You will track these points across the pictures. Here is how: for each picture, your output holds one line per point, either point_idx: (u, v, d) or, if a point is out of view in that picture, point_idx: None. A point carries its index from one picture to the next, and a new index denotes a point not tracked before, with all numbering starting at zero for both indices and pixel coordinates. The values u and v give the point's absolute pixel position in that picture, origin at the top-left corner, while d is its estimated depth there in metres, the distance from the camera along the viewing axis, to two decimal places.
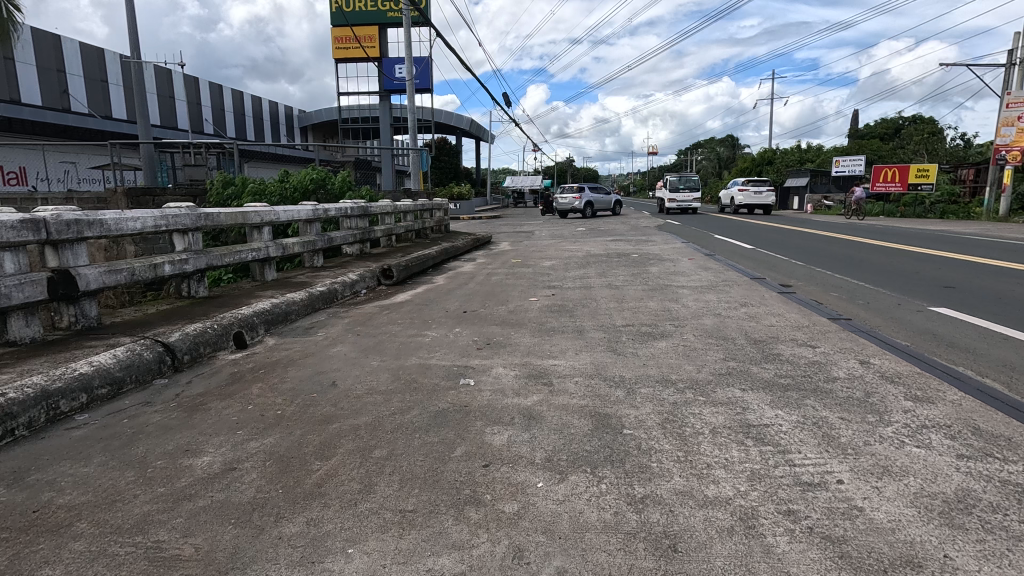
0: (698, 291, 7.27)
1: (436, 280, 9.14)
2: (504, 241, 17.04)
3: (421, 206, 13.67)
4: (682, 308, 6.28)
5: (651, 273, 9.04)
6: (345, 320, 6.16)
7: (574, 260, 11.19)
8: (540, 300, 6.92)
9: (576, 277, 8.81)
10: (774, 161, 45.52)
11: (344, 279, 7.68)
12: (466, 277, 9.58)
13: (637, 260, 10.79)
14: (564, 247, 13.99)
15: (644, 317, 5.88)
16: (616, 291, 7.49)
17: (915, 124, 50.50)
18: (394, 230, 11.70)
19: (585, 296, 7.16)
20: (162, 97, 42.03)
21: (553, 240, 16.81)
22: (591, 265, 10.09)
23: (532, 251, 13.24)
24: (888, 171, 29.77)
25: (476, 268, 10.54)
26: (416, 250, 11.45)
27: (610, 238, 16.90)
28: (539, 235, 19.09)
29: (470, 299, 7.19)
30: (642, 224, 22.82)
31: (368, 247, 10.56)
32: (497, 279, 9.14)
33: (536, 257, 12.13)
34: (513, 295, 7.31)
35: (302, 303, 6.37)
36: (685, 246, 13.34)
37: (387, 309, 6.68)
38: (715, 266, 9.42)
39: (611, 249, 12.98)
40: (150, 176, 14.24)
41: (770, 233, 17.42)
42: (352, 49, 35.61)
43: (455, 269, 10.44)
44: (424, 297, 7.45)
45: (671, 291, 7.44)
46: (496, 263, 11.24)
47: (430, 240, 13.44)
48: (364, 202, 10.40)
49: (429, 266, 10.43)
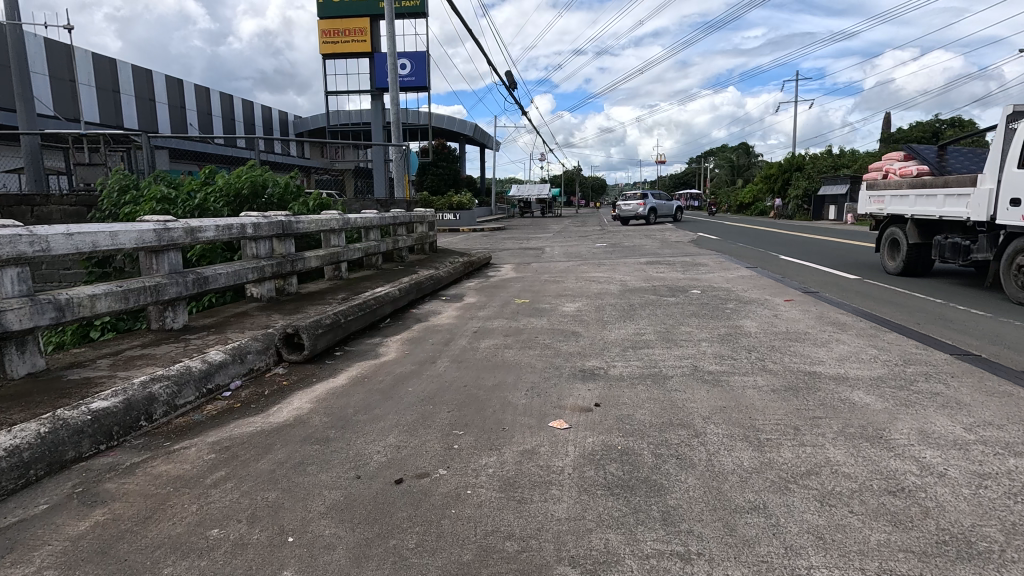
0: (897, 403, 3.52)
1: (387, 347, 5.39)
2: (508, 263, 13.19)
3: (390, 220, 10.05)
4: (937, 486, 2.52)
5: (753, 338, 5.29)
6: (90, 521, 2.43)
7: (609, 301, 7.46)
8: (578, 437, 3.15)
9: (626, 348, 5.06)
10: (805, 167, 41.66)
11: (194, 363, 3.97)
12: (442, 335, 5.86)
13: (709, 304, 7.03)
14: (588, 276, 10.13)
15: (875, 540, 2.14)
16: (723, 397, 3.74)
17: (959, 127, 45.71)
18: (343, 256, 8.05)
19: (669, 415, 3.42)
20: (140, 99, 38.67)
21: (570, 262, 13.00)
22: (642, 316, 6.35)
23: (543, 284, 9.47)
24: None
25: (459, 317, 6.77)
26: (374, 285, 7.74)
27: (644, 258, 13.24)
28: (552, 255, 15.28)
29: (428, 423, 3.44)
30: (672, 240, 18.89)
31: (294, 284, 6.91)
32: (491, 343, 5.41)
33: (548, 293, 8.38)
34: (514, 412, 3.55)
35: (10, 466, 2.65)
36: (756, 273, 9.68)
37: (233, 462, 2.95)
38: (855, 324, 5.62)
39: (654, 281, 9.21)
40: (35, 180, 10.71)
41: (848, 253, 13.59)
42: (341, 43, 31.89)
43: (426, 319, 6.68)
44: (338, 409, 3.70)
45: (833, 396, 3.69)
46: (492, 305, 7.52)
47: (402, 267, 9.82)
48: (287, 215, 6.73)
49: (386, 315, 6.66)
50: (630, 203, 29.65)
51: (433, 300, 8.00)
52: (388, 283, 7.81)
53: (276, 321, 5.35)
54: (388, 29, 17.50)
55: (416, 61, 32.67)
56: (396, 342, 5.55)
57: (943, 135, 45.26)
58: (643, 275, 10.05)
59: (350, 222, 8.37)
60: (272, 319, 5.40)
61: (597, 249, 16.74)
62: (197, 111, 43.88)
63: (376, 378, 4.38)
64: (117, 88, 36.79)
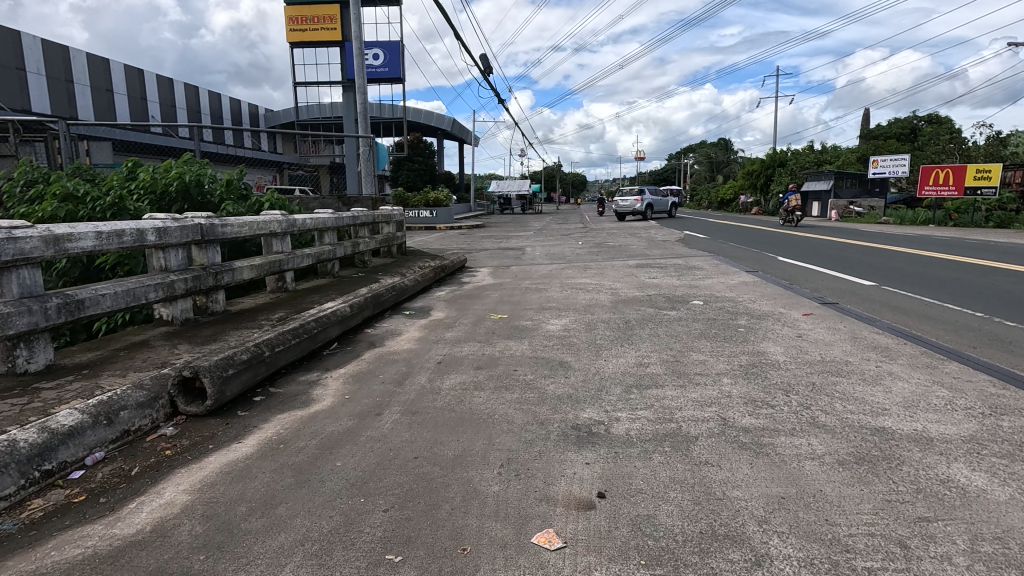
0: (1023, 489, 2.49)
1: (325, 387, 4.21)
2: (484, 266, 12.05)
3: (348, 221, 8.83)
4: None
5: (784, 371, 4.25)
6: None
7: (601, 317, 6.39)
8: (578, 571, 2.04)
9: (629, 389, 3.98)
10: (787, 162, 41.22)
11: (24, 433, 2.75)
12: (398, 366, 4.71)
13: (717, 322, 6.00)
14: (574, 283, 9.06)
15: None
16: (777, 478, 2.66)
17: (938, 124, 45.75)
18: (287, 264, 6.82)
19: (709, 518, 2.33)
20: (97, 90, 36.40)
21: (553, 265, 11.93)
22: (642, 340, 5.27)
23: (522, 292, 8.36)
24: (939, 173, 24.72)
25: (422, 339, 5.62)
26: (323, 299, 6.53)
27: (633, 260, 12.25)
28: (533, 257, 14.18)
29: (352, 537, 2.29)
30: (658, 239, 17.95)
31: (220, 300, 5.69)
32: (457, 379, 4.28)
33: (529, 305, 7.28)
34: (482, 513, 2.42)
35: None
36: (761, 279, 8.72)
37: None
38: (902, 351, 4.63)
39: (648, 289, 8.17)
40: None
41: (847, 254, 12.77)
42: (309, 31, 30.30)
43: (382, 344, 5.51)
44: (225, 508, 2.52)
45: (929, 475, 2.64)
46: (462, 321, 6.37)
47: (362, 275, 8.61)
48: (207, 216, 5.47)
49: (333, 340, 5.47)
50: (627, 199, 29.42)
51: (394, 316, 6.82)
52: (340, 297, 6.60)
53: (178, 355, 4.12)
54: (354, 12, 16.17)
55: (389, 51, 31.20)
56: (338, 380, 4.38)
57: (922, 131, 45.22)
58: (635, 281, 9.00)
59: (297, 224, 7.14)
60: (174, 353, 4.18)
61: (580, 249, 15.69)
62: (159, 102, 41.58)
63: (297, 442, 3.21)
64: (70, 77, 34.46)
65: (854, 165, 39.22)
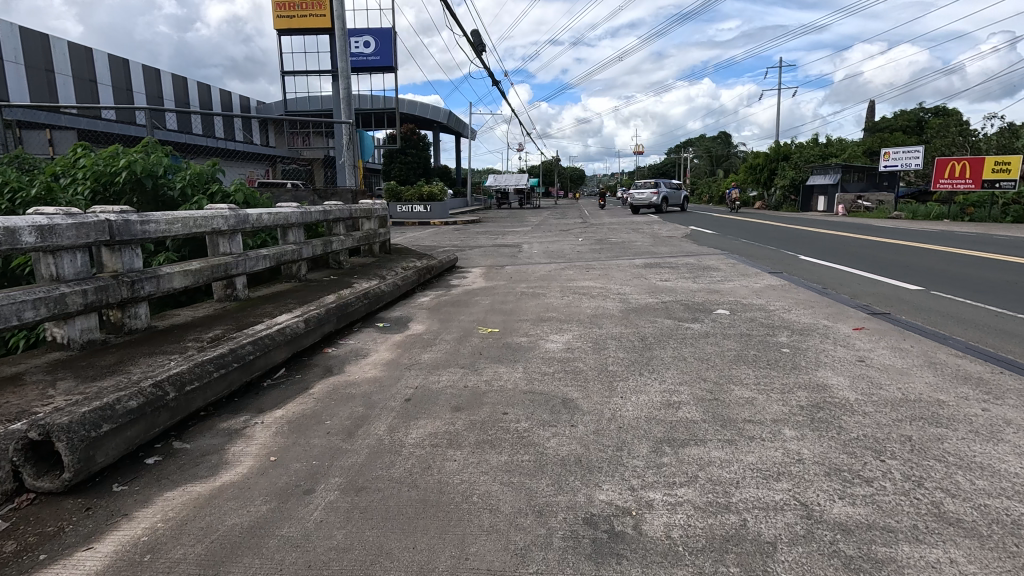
0: None
1: (249, 440, 3.14)
2: (478, 266, 11.01)
3: (320, 216, 7.72)
4: None
5: (862, 417, 3.21)
6: None
7: (613, 332, 5.34)
8: None
9: (660, 446, 2.93)
10: (792, 155, 40.17)
11: None
12: (355, 405, 3.64)
13: (754, 339, 4.96)
14: (577, 287, 8.01)
15: None
16: None
17: (945, 116, 44.64)
18: (236, 267, 5.71)
19: None
20: (79, 81, 35.01)
21: (552, 264, 10.88)
22: (665, 367, 4.23)
23: (517, 298, 7.32)
24: (955, 166, 23.61)
25: (391, 362, 4.56)
26: (278, 310, 5.46)
27: (640, 259, 11.21)
28: (530, 255, 13.13)
29: None
30: (663, 235, 16.90)
31: (143, 315, 4.60)
32: (429, 427, 3.23)
33: (525, 314, 6.24)
34: None
35: None
36: (789, 282, 7.70)
37: None
38: (1008, 385, 3.58)
39: (662, 295, 7.14)
40: None
41: (872, 252, 11.79)
42: (297, 18, 29.05)
43: (341, 368, 4.45)
44: None
45: None
46: (444, 337, 5.31)
47: (334, 279, 7.53)
48: (120, 210, 4.35)
49: (281, 364, 4.39)
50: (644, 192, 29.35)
51: (365, 328, 5.76)
52: (299, 307, 5.53)
53: (46, 400, 3.01)
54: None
55: (380, 38, 29.96)
56: (271, 427, 3.31)
57: (929, 124, 44.09)
58: (645, 285, 7.96)
59: (251, 220, 6.04)
60: (46, 395, 3.09)
61: (581, 246, 14.61)
62: (145, 93, 40.06)
63: (173, 550, 2.15)
64: (50, 67, 33.08)
65: (860, 158, 38.11)
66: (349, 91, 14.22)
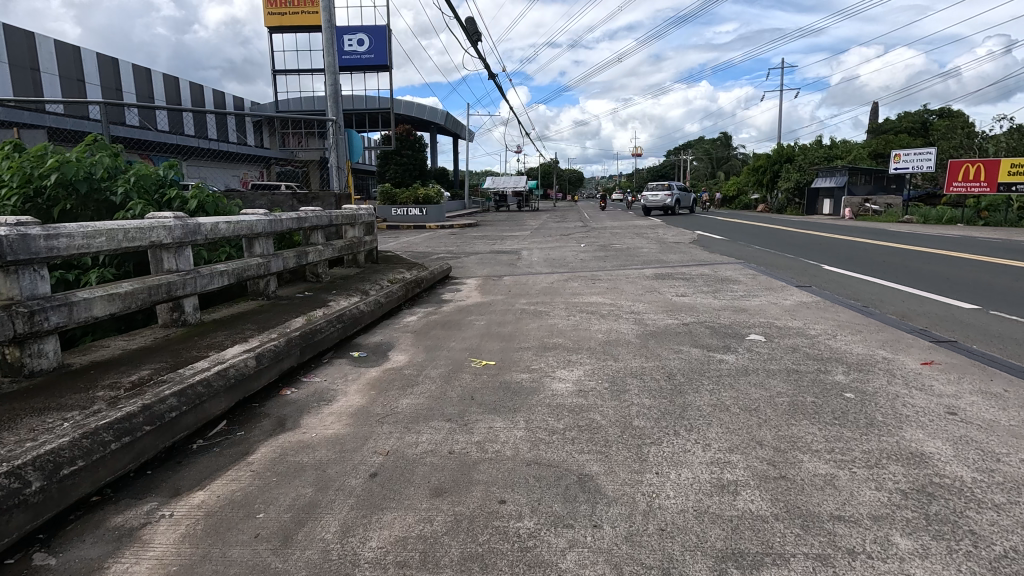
0: None
1: (143, 550, 2.25)
2: (474, 276, 10.14)
3: (292, 224, 6.82)
4: None
5: (995, 512, 2.33)
6: None
7: (630, 366, 4.47)
8: None
9: (723, 570, 2.04)
10: (795, 157, 39.36)
11: None
12: (304, 482, 2.76)
13: (804, 378, 4.10)
14: (584, 303, 7.14)
15: None
16: None
17: (950, 118, 43.94)
18: (182, 287, 4.77)
19: None
20: (66, 80, 33.98)
21: (554, 275, 9.98)
22: (705, 422, 3.34)
23: (516, 317, 6.45)
24: (970, 168, 22.79)
25: (360, 412, 3.67)
26: (233, 339, 4.57)
27: (649, 268, 10.35)
28: (530, 263, 12.26)
29: None
30: (670, 240, 16.02)
31: (51, 352, 3.69)
32: (399, 526, 2.35)
33: (526, 340, 5.36)
34: None
35: None
36: (823, 298, 6.84)
37: None
38: None
39: (681, 315, 6.28)
40: None
41: (899, 261, 10.96)
42: (289, 15, 28.19)
43: (297, 421, 3.55)
44: None
45: None
46: (430, 373, 4.43)
47: (308, 296, 6.63)
48: (17, 223, 3.44)
49: (221, 416, 3.50)
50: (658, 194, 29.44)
51: (338, 360, 4.86)
52: (257, 336, 4.64)
53: None
54: None
55: (374, 36, 29.07)
56: (180, 525, 2.41)
57: (933, 125, 43.34)
58: (661, 301, 7.09)
59: (204, 231, 5.13)
60: None
61: (584, 253, 13.73)
62: (135, 93, 39.04)
63: None
64: (35, 65, 32.02)
65: (865, 160, 37.35)
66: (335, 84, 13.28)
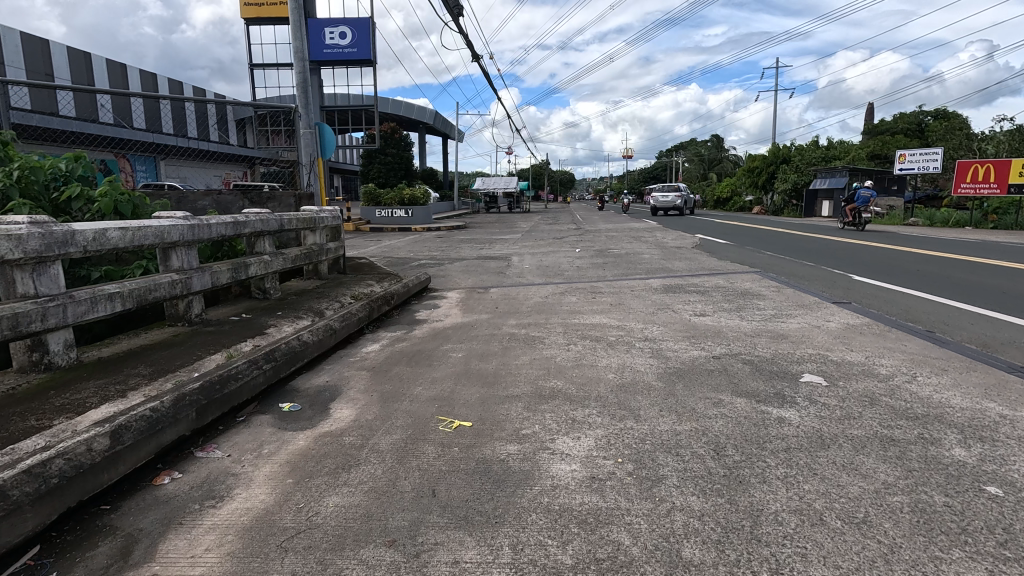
0: None
1: None
2: (457, 288, 8.89)
3: (225, 231, 5.50)
4: None
5: None
6: None
7: (656, 428, 3.27)
8: None
9: None
10: (791, 158, 38.52)
11: None
12: None
13: (911, 454, 2.88)
14: (587, 326, 5.91)
15: None
16: None
17: (947, 119, 43.25)
18: (40, 321, 3.47)
19: None
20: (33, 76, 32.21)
21: (548, 286, 8.76)
22: (798, 556, 2.10)
23: (503, 346, 5.19)
24: (978, 169, 21.83)
25: (258, 525, 2.39)
26: (105, 394, 3.27)
27: (655, 279, 9.14)
28: (521, 270, 11.01)
29: None
30: (672, 245, 14.87)
31: None
32: None
33: (515, 384, 4.10)
34: None
35: None
36: (874, 321, 5.68)
37: None
38: None
39: (708, 343, 5.07)
40: None
41: (932, 269, 9.86)
42: (266, 7, 26.77)
43: (155, 544, 2.27)
44: None
45: None
46: (379, 444, 3.15)
47: (244, 320, 5.33)
48: None
49: (31, 542, 2.22)
50: (667, 195, 30.12)
51: (258, 418, 3.57)
52: (141, 389, 3.35)
53: None
54: None
55: (357, 29, 27.70)
56: None
57: (930, 126, 42.62)
58: (679, 324, 5.87)
59: (80, 241, 3.82)
60: None
61: (580, 259, 12.52)
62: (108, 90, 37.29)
63: None
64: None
65: (864, 161, 36.44)
66: (302, 71, 11.84)
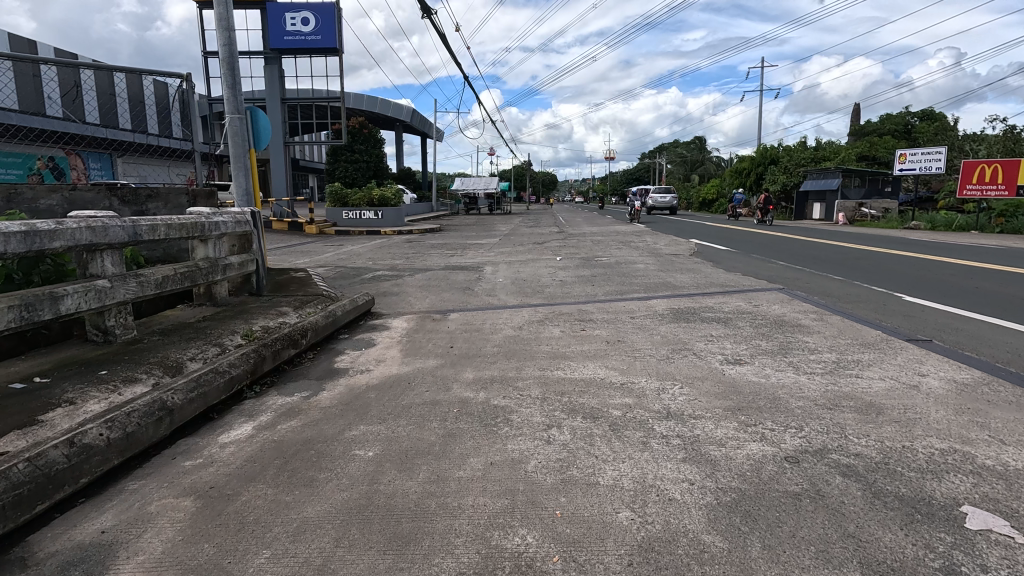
0: None
1: None
2: (408, 312, 6.96)
3: (8, 246, 3.48)
4: None
5: None
6: None
7: None
8: None
9: None
10: (780, 159, 37.28)
11: None
12: None
13: None
14: (577, 384, 4.03)
15: None
16: None
17: (934, 120, 42.45)
18: None
19: None
20: None
21: (524, 310, 6.86)
22: None
23: (444, 431, 3.27)
24: (985, 170, 20.54)
25: None
26: None
27: (659, 298, 7.32)
28: (493, 285, 9.10)
29: None
30: (667, 252, 13.11)
31: None
32: None
33: (448, 546, 2.18)
34: None
35: None
36: (999, 381, 3.88)
37: None
38: None
39: (769, 427, 3.20)
40: None
41: (985, 284, 8.21)
42: None
43: None
44: None
45: None
46: None
47: (29, 389, 3.33)
48: None
49: None
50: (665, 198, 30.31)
51: None
52: None
53: None
54: None
55: (320, 14, 25.47)
56: None
57: (918, 128, 41.74)
58: (712, 382, 4.00)
59: None
60: None
61: (564, 269, 10.67)
62: None
63: None
64: None
65: (854, 163, 35.31)
66: (226, 45, 9.63)
